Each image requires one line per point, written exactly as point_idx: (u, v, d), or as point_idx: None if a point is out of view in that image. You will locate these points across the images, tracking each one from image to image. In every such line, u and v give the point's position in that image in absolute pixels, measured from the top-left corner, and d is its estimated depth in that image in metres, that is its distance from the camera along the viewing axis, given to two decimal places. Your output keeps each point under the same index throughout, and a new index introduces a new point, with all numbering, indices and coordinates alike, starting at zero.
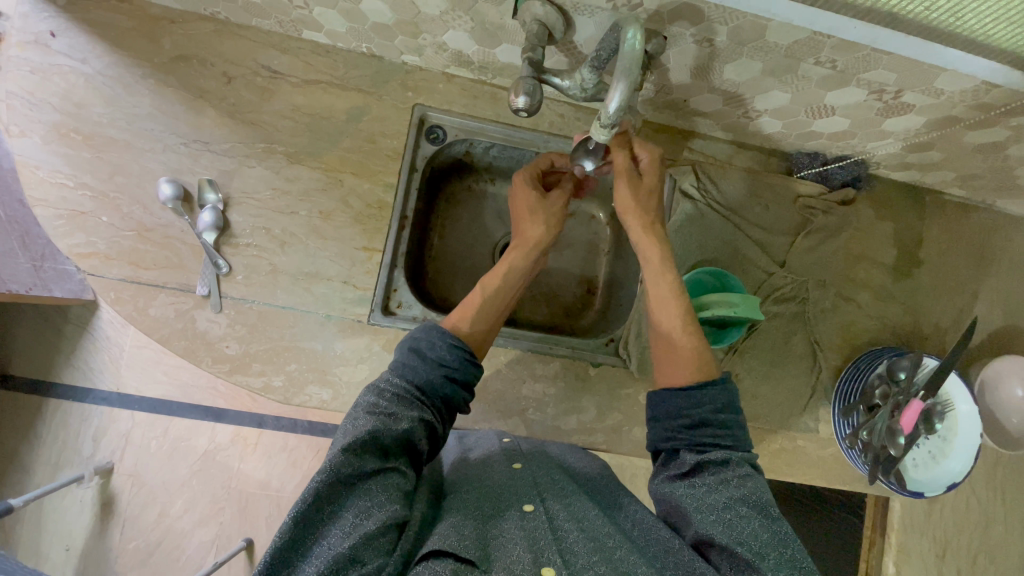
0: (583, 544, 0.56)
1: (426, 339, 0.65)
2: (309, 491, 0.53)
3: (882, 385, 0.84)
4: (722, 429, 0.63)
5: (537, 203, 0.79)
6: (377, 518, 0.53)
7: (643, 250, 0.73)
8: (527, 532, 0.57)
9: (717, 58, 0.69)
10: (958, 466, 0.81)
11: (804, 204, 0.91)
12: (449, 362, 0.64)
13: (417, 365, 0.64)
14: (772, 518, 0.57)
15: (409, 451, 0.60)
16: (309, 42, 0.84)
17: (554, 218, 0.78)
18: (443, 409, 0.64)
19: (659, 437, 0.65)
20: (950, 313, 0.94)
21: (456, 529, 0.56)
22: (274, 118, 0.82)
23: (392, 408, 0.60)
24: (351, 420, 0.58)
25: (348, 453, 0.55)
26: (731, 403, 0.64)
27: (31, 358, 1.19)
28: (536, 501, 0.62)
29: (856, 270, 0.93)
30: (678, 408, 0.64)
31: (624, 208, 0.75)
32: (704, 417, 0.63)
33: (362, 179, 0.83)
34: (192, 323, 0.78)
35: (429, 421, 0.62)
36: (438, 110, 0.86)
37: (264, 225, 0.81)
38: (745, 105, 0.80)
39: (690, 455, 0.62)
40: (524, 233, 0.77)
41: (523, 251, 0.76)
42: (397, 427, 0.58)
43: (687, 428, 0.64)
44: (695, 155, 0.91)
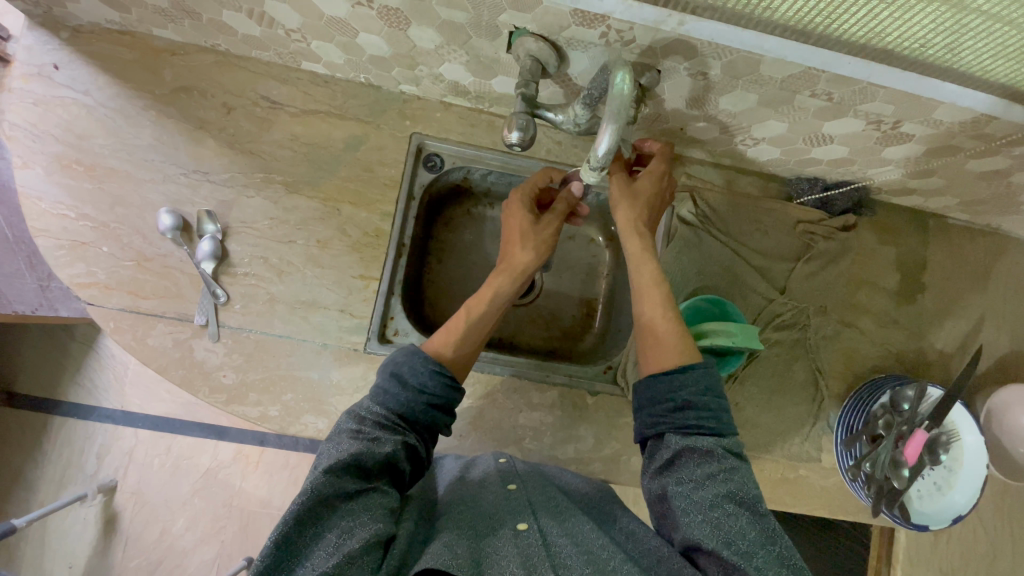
0: (577, 558, 0.56)
1: (408, 364, 0.65)
2: (289, 514, 0.53)
3: (885, 415, 0.82)
4: (706, 412, 0.61)
5: (529, 226, 0.80)
6: (360, 538, 0.52)
7: (627, 241, 0.74)
8: (521, 549, 0.57)
9: (713, 90, 0.69)
10: (962, 499, 0.80)
11: (804, 229, 0.90)
12: (430, 389, 0.64)
13: (398, 390, 0.63)
14: (759, 514, 0.56)
15: (392, 472, 0.60)
16: (308, 72, 0.85)
17: (543, 240, 0.79)
18: (426, 432, 0.64)
19: (644, 424, 0.64)
20: (955, 338, 0.92)
21: (448, 547, 0.55)
22: (273, 147, 0.83)
23: (375, 432, 0.60)
24: (334, 444, 0.58)
25: (330, 475, 0.55)
26: (712, 385, 0.62)
27: (37, 378, 1.20)
28: (530, 518, 0.61)
29: (857, 295, 0.92)
30: (659, 393, 0.63)
31: (617, 199, 0.76)
32: (688, 400, 0.61)
33: (360, 208, 0.84)
34: (190, 353, 0.79)
35: (412, 445, 0.62)
36: (435, 138, 0.87)
37: (262, 254, 0.81)
38: (742, 134, 0.80)
39: (676, 438, 0.60)
40: (512, 257, 0.77)
41: (510, 275, 0.76)
42: (379, 451, 0.58)
43: (672, 410, 0.62)
44: (694, 180, 0.91)
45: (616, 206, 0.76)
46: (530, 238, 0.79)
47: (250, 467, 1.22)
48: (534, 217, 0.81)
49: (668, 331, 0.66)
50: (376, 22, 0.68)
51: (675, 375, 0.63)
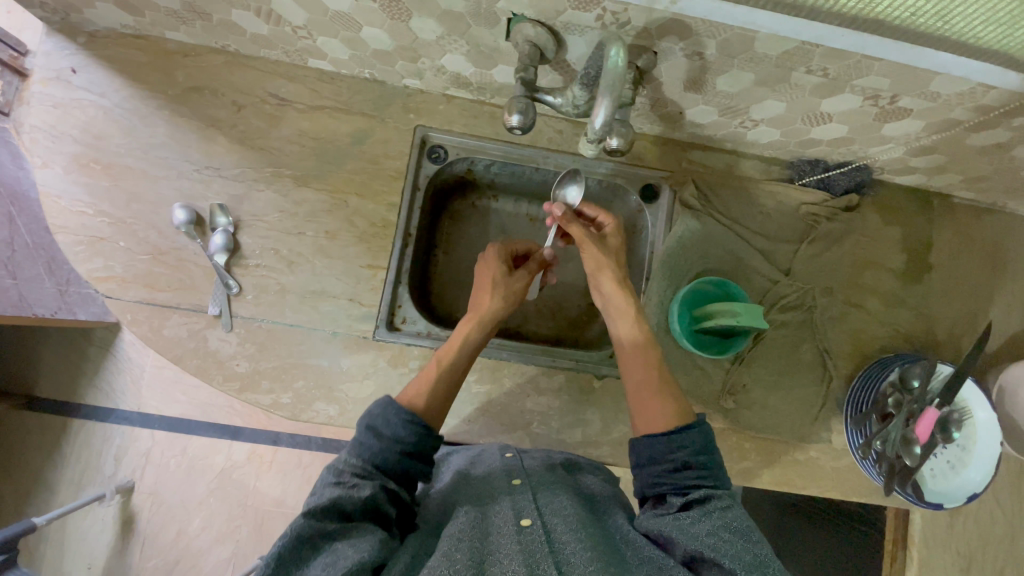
0: (581, 554, 0.56)
1: (381, 416, 0.65)
2: (272, 555, 0.54)
3: (895, 394, 0.82)
4: (706, 471, 0.62)
5: (500, 276, 0.82)
6: (343, 565, 0.52)
7: (615, 304, 0.76)
8: (523, 545, 0.58)
9: (709, 70, 0.70)
10: (978, 477, 0.78)
11: (808, 211, 0.90)
12: (403, 438, 0.64)
13: (372, 441, 0.64)
14: (753, 540, 0.55)
15: (376, 515, 0.61)
16: (314, 70, 0.87)
17: (512, 291, 0.81)
18: (406, 479, 0.65)
19: (646, 483, 0.64)
20: (964, 318, 0.91)
21: (448, 554, 0.56)
22: (282, 143, 0.86)
23: (354, 479, 0.61)
24: (317, 492, 0.60)
25: (310, 517, 0.56)
26: (710, 444, 0.63)
27: (55, 380, 1.22)
28: (534, 515, 0.62)
29: (863, 275, 0.92)
30: (660, 453, 0.63)
31: (600, 266, 0.78)
32: (686, 459, 0.62)
33: (367, 200, 0.86)
34: (204, 342, 0.81)
35: (392, 489, 0.62)
36: (439, 130, 0.88)
37: (273, 246, 0.83)
38: (741, 115, 0.81)
39: (677, 497, 0.61)
40: (481, 304, 0.78)
41: (479, 324, 0.77)
42: (357, 494, 0.59)
43: (672, 471, 0.62)
44: (694, 166, 0.92)
45: (598, 277, 0.77)
46: (504, 292, 0.80)
47: (264, 467, 1.24)
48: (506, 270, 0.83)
49: (658, 390, 0.69)
50: (378, 15, 0.71)
51: (675, 435, 0.64)
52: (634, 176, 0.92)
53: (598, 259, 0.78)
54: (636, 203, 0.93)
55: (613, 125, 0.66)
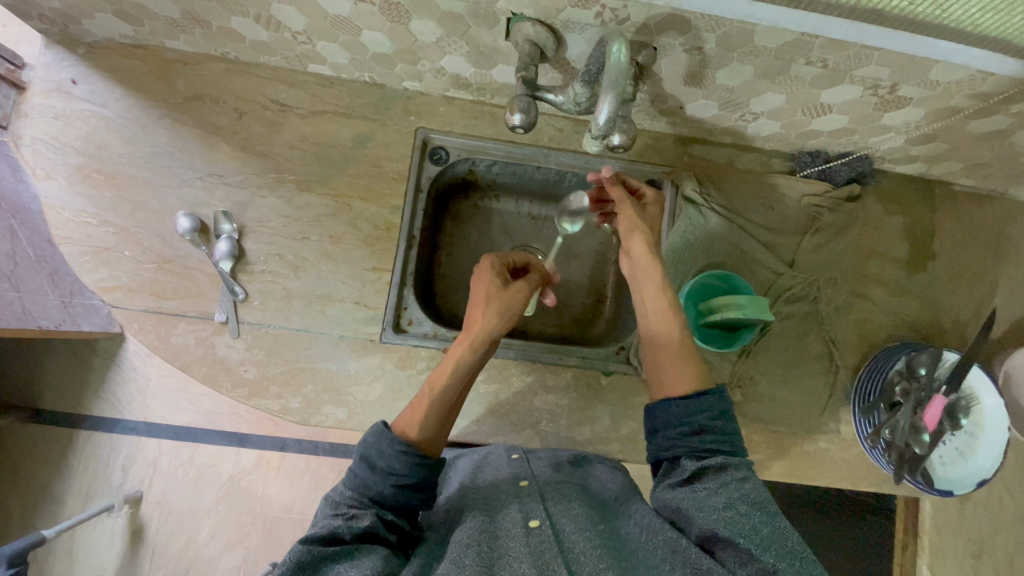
0: (589, 553, 0.57)
1: (375, 447, 0.64)
2: None
3: (902, 381, 0.82)
4: (721, 436, 0.62)
5: (495, 289, 0.76)
6: None
7: (643, 270, 0.74)
8: (532, 547, 0.58)
9: (709, 65, 0.71)
10: (986, 462, 0.79)
11: (810, 203, 0.90)
12: (397, 469, 0.62)
13: (368, 474, 0.63)
14: (771, 512, 0.56)
15: (376, 543, 0.61)
16: (314, 75, 0.87)
17: (508, 305, 0.75)
18: (404, 509, 0.64)
19: (660, 446, 0.65)
20: (969, 305, 0.91)
21: (456, 560, 0.56)
22: (284, 149, 0.86)
23: (351, 509, 0.61)
24: (316, 525, 0.61)
25: (308, 547, 0.57)
26: (726, 409, 0.64)
27: (60, 392, 1.22)
28: (542, 515, 0.62)
29: (867, 265, 0.92)
30: (676, 417, 0.64)
31: (633, 229, 0.76)
32: (702, 424, 0.63)
33: (370, 203, 0.86)
34: (212, 349, 0.81)
35: (390, 519, 0.62)
36: (440, 132, 0.89)
37: (278, 252, 0.83)
38: (741, 109, 0.81)
39: (691, 463, 0.62)
40: (473, 321, 0.73)
41: (472, 345, 0.72)
42: (354, 523, 0.59)
43: (688, 435, 0.63)
44: (696, 160, 0.92)
45: (631, 238, 0.76)
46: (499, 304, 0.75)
47: (272, 473, 1.24)
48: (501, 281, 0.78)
49: (685, 352, 0.69)
50: (378, 18, 0.71)
51: (693, 400, 0.64)
52: (636, 172, 0.92)
53: (631, 225, 0.75)
54: None
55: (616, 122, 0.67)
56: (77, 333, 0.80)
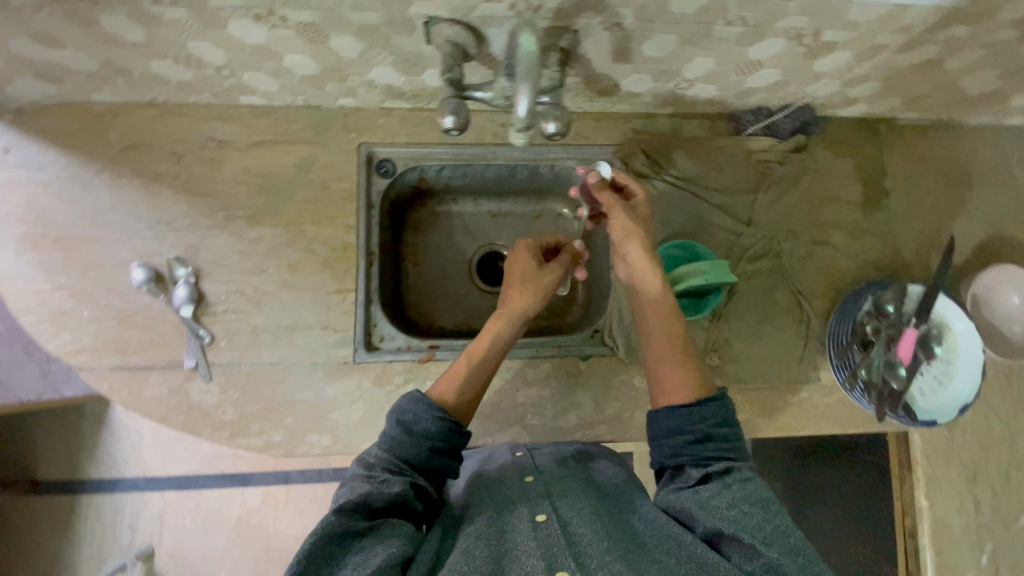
0: (597, 546, 0.57)
1: (412, 412, 0.66)
2: (302, 551, 0.55)
3: (872, 320, 0.84)
4: (724, 442, 0.64)
5: (531, 269, 0.81)
6: (371, 566, 0.54)
7: (639, 273, 0.74)
8: (541, 541, 0.59)
9: (633, 39, 0.71)
10: (966, 388, 0.80)
11: (758, 159, 0.91)
12: (433, 435, 0.65)
13: (404, 438, 0.65)
14: (772, 510, 0.58)
15: (404, 510, 0.62)
16: (247, 106, 0.87)
17: (542, 284, 0.80)
18: (434, 475, 0.66)
19: (664, 453, 0.65)
20: (925, 234, 0.93)
21: (467, 551, 0.58)
22: (229, 185, 0.85)
23: (384, 474, 0.62)
24: (347, 488, 0.61)
25: (340, 515, 0.58)
26: (728, 417, 0.65)
27: (55, 461, 1.22)
28: (547, 509, 0.63)
29: (824, 212, 0.92)
30: (679, 424, 0.65)
31: (628, 233, 0.76)
32: (706, 432, 0.63)
33: (322, 226, 0.85)
34: (187, 397, 0.80)
35: (421, 485, 0.64)
36: (382, 144, 0.88)
37: (238, 289, 0.83)
38: (675, 78, 0.81)
39: (695, 470, 0.63)
40: (511, 298, 0.78)
41: (509, 317, 0.76)
42: (388, 491, 0.60)
43: (691, 443, 0.64)
44: (641, 135, 0.93)
45: (628, 242, 0.75)
46: (533, 283, 0.80)
47: (280, 507, 1.24)
48: (537, 263, 0.83)
49: (682, 359, 0.69)
50: (296, 41, 0.70)
51: (695, 407, 0.65)
52: (583, 155, 0.92)
53: (626, 231, 0.75)
54: None
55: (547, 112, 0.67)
56: (61, 398, 0.96)
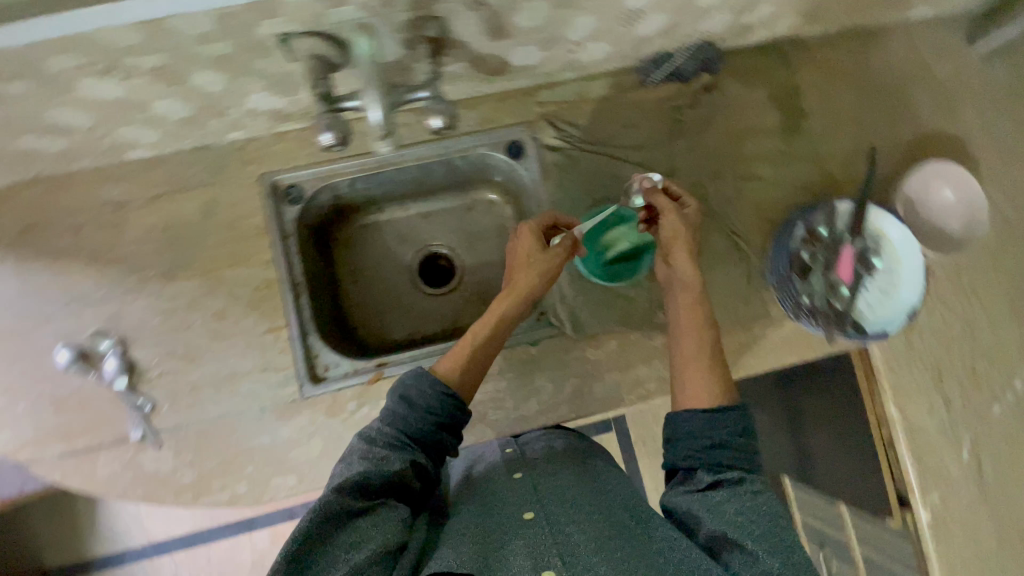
0: (585, 544, 0.58)
1: (416, 387, 0.68)
2: (300, 527, 0.56)
3: (808, 245, 0.84)
4: (741, 452, 0.65)
5: (535, 253, 0.78)
6: (367, 551, 0.56)
7: (681, 275, 0.74)
8: (526, 539, 0.59)
9: (502, 15, 0.68)
10: (910, 293, 0.80)
11: (669, 105, 0.90)
12: (436, 411, 0.67)
13: (407, 412, 0.67)
14: (780, 525, 0.58)
15: (401, 489, 0.64)
16: (136, 161, 0.83)
17: (548, 270, 0.77)
18: (435, 451, 0.67)
19: (678, 454, 0.66)
20: (850, 147, 0.91)
21: (453, 547, 0.58)
22: (136, 246, 0.82)
23: (384, 451, 0.63)
24: (346, 465, 0.62)
25: (338, 493, 0.58)
26: (747, 428, 0.67)
27: (60, 547, 1.27)
28: (536, 509, 0.64)
29: (745, 146, 0.90)
30: (699, 428, 0.66)
31: (674, 237, 0.74)
32: (724, 439, 0.65)
33: (240, 268, 0.82)
34: (141, 468, 0.79)
35: (420, 463, 0.65)
36: (284, 170, 0.85)
37: (169, 349, 0.81)
38: (562, 42, 0.78)
39: (708, 473, 0.63)
40: (517, 281, 0.76)
41: (514, 300, 0.75)
42: (388, 469, 0.62)
43: (708, 447, 0.65)
44: (547, 107, 0.89)
45: (675, 246, 0.74)
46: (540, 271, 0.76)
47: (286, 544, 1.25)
48: (542, 247, 0.78)
49: (704, 362, 0.70)
50: (157, 87, 0.67)
51: (715, 415, 0.66)
52: (494, 138, 0.89)
53: (674, 235, 0.74)
54: (507, 161, 0.91)
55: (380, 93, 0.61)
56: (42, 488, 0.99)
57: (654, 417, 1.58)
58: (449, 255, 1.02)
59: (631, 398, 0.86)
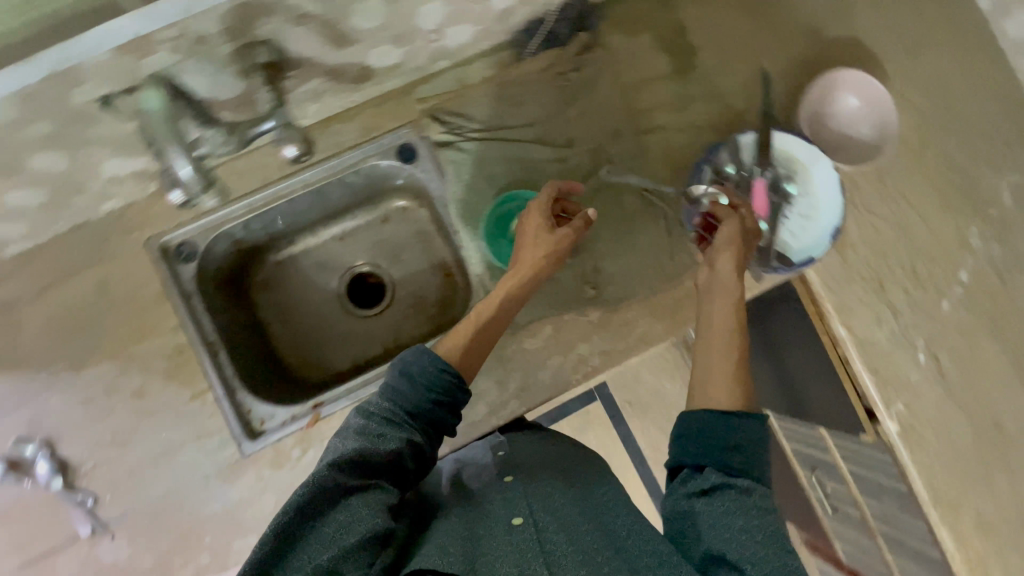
0: (570, 558, 0.54)
1: (417, 363, 0.64)
2: (290, 503, 0.52)
3: (720, 188, 0.81)
4: (749, 455, 0.59)
5: (545, 235, 0.74)
6: (357, 533, 0.51)
7: (721, 272, 0.70)
8: (513, 544, 0.56)
9: (334, 23, 0.64)
10: (830, 213, 0.79)
11: (552, 73, 0.86)
12: (435, 389, 0.63)
13: (407, 388, 0.63)
14: (785, 548, 0.52)
15: (396, 470, 0.59)
16: (17, 256, 0.80)
17: (557, 253, 0.73)
18: (433, 429, 0.63)
19: (685, 451, 0.60)
20: (748, 74, 0.87)
21: (440, 547, 0.54)
22: (38, 342, 0.79)
23: (380, 428, 0.60)
24: (341, 440, 0.59)
25: (333, 468, 0.55)
26: (761, 435, 0.60)
27: None
28: (524, 514, 0.60)
29: (639, 98, 0.87)
30: (718, 430, 0.59)
31: (725, 237, 0.72)
32: (738, 443, 0.59)
33: (149, 340, 0.80)
34: (99, 563, 0.77)
35: (418, 443, 0.61)
36: (168, 230, 0.81)
37: (98, 438, 0.78)
38: (417, 35, 0.74)
39: (714, 474, 0.57)
40: (525, 259, 0.73)
41: (518, 276, 0.72)
42: (384, 446, 0.58)
43: (719, 449, 0.58)
44: (427, 101, 0.85)
45: (722, 245, 0.71)
46: (544, 251, 0.73)
47: None
48: (550, 227, 0.74)
49: (729, 361, 0.65)
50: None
51: (738, 420, 0.60)
52: (380, 146, 0.84)
53: (730, 240, 0.71)
54: (400, 168, 0.87)
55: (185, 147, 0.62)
56: None
57: (635, 378, 1.57)
58: (373, 271, 0.99)
59: (577, 379, 0.84)
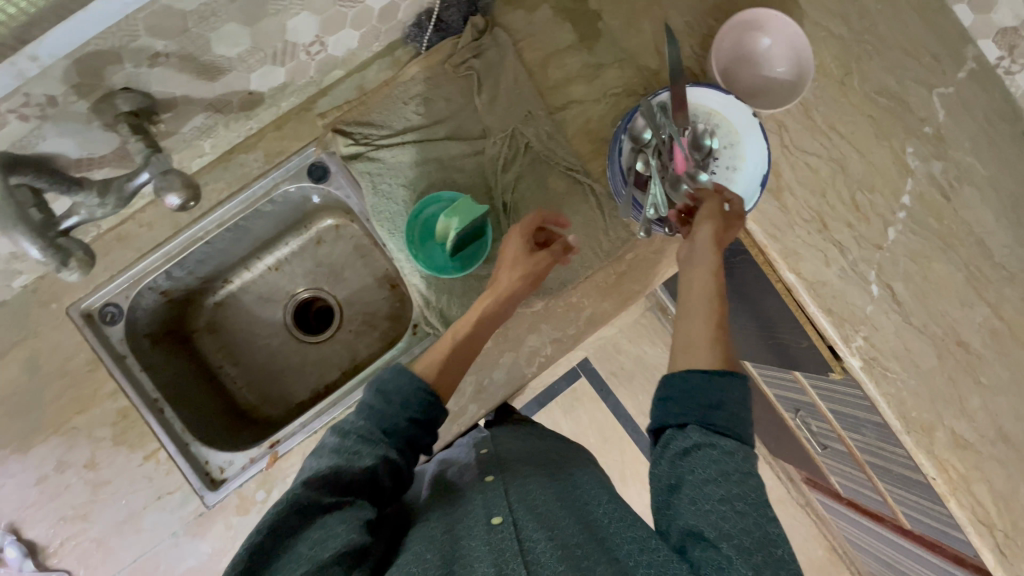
0: (549, 554, 0.50)
1: (393, 381, 0.62)
2: (263, 522, 0.49)
3: (641, 154, 0.77)
4: (735, 415, 0.55)
5: (522, 256, 0.72)
6: (332, 547, 0.48)
7: (698, 256, 0.67)
8: (493, 545, 0.52)
9: (196, 56, 0.62)
10: (756, 160, 0.76)
11: (452, 65, 0.83)
12: (412, 404, 0.61)
13: (383, 407, 0.61)
14: (767, 516, 0.49)
15: (373, 491, 0.56)
16: None
17: (532, 276, 0.72)
18: (409, 449, 0.61)
19: (668, 413, 0.57)
20: (655, 29, 0.83)
21: (418, 555, 0.52)
22: None
23: (356, 445, 0.57)
24: (315, 461, 0.56)
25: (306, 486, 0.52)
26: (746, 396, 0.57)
27: None
28: (504, 511, 0.56)
29: (547, 74, 0.83)
30: (704, 390, 0.56)
31: (703, 220, 0.69)
32: (721, 400, 0.55)
33: (89, 409, 0.78)
34: None
35: (395, 463, 0.59)
36: (87, 296, 0.80)
37: (58, 517, 0.77)
38: (293, 50, 0.70)
39: (696, 432, 0.54)
40: (499, 280, 0.71)
41: (491, 296, 0.71)
42: (359, 463, 0.56)
43: (703, 407, 0.55)
44: (329, 115, 0.83)
45: (700, 229, 0.68)
46: (521, 273, 0.71)
47: None
48: (527, 250, 0.72)
49: (710, 331, 0.61)
50: None
51: (721, 377, 0.57)
52: (288, 170, 0.82)
53: (710, 213, 0.69)
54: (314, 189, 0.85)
55: (40, 223, 0.52)
56: None
57: (616, 348, 1.57)
58: (316, 294, 0.96)
59: (532, 371, 0.83)
